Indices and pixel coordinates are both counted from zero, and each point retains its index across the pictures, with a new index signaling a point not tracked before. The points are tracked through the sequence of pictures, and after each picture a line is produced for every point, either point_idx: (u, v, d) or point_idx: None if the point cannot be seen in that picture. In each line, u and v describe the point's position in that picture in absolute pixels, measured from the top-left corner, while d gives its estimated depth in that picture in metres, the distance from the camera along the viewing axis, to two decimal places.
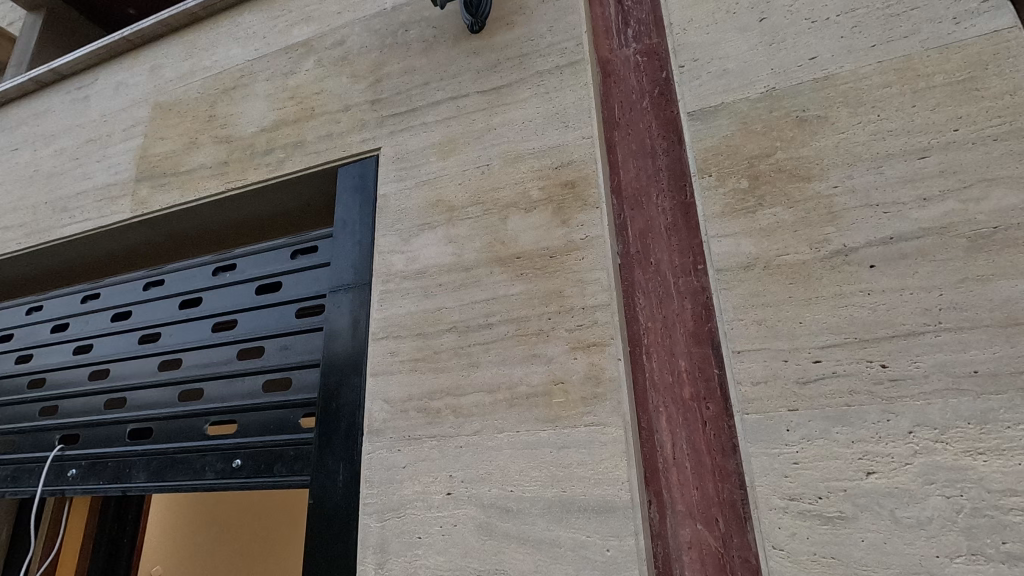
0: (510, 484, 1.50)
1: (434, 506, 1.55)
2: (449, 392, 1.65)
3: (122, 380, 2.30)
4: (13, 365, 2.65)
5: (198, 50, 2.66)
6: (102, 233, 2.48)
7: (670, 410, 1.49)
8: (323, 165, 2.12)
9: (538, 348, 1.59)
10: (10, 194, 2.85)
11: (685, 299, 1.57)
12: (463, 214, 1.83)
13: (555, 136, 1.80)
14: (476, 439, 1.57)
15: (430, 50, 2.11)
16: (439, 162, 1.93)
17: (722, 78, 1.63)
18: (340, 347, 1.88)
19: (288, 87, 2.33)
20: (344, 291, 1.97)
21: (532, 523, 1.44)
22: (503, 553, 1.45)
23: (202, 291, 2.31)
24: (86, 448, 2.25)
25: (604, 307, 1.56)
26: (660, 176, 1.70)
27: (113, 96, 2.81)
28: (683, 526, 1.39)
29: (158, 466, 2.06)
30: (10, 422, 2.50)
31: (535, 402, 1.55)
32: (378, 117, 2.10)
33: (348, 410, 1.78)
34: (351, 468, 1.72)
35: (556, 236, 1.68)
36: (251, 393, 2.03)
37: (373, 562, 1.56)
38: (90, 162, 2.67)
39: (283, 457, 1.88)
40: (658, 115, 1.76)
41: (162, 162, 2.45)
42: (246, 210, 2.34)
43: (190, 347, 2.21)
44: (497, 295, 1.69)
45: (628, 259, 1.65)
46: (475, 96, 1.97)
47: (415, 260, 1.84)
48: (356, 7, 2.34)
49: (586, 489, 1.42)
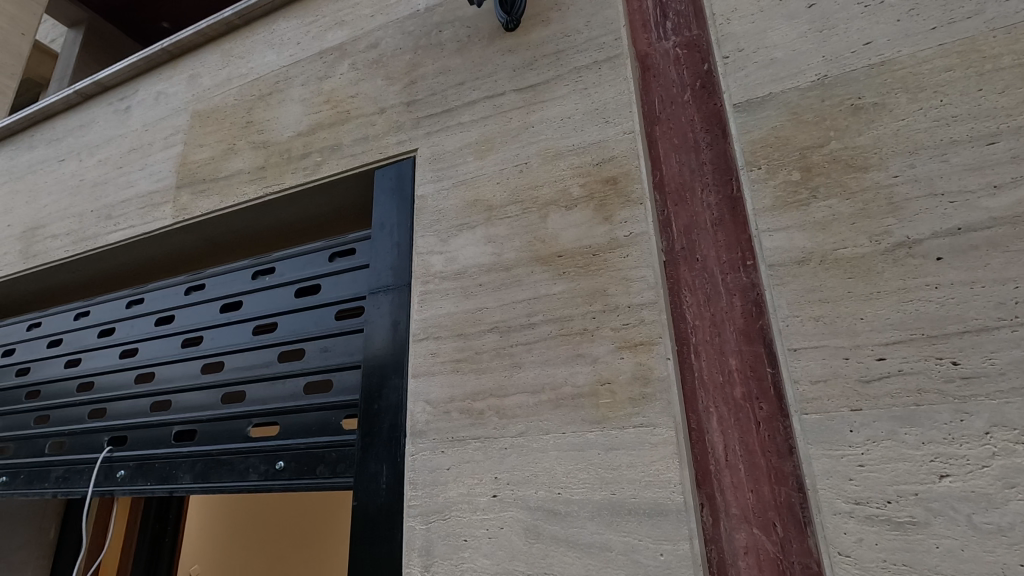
0: (558, 486, 1.47)
1: (479, 508, 1.53)
2: (492, 393, 1.63)
3: (166, 383, 2.35)
4: (63, 368, 2.73)
5: (234, 58, 2.71)
6: (144, 239, 2.54)
7: (721, 411, 1.44)
8: (359, 167, 2.13)
9: (583, 347, 1.56)
10: (57, 204, 2.94)
11: (735, 296, 1.52)
12: (503, 213, 1.81)
13: (595, 132, 1.77)
14: (521, 441, 1.55)
15: (464, 50, 2.10)
16: (477, 161, 1.92)
17: (769, 68, 1.58)
18: (381, 348, 1.88)
19: (324, 92, 2.35)
20: (383, 292, 1.97)
21: (581, 526, 1.41)
22: (551, 557, 1.42)
23: (241, 294, 2.34)
24: (133, 449, 2.30)
25: (651, 306, 1.52)
26: (704, 171, 1.65)
27: (153, 105, 2.88)
28: (738, 530, 1.34)
29: (203, 468, 2.09)
30: (61, 424, 2.57)
31: (580, 403, 1.52)
32: (414, 118, 2.10)
33: (390, 412, 1.78)
34: (394, 469, 1.71)
35: (598, 233, 1.65)
36: (292, 395, 2.04)
37: (419, 564, 1.55)
38: (133, 170, 2.74)
39: (326, 458, 1.88)
40: (701, 109, 1.72)
41: (202, 168, 2.50)
42: (283, 214, 2.36)
43: (232, 350, 2.24)
44: (539, 294, 1.67)
45: (673, 256, 1.61)
46: (512, 95, 1.95)
47: (454, 260, 1.83)
48: (389, 10, 2.35)
49: (636, 492, 1.39)
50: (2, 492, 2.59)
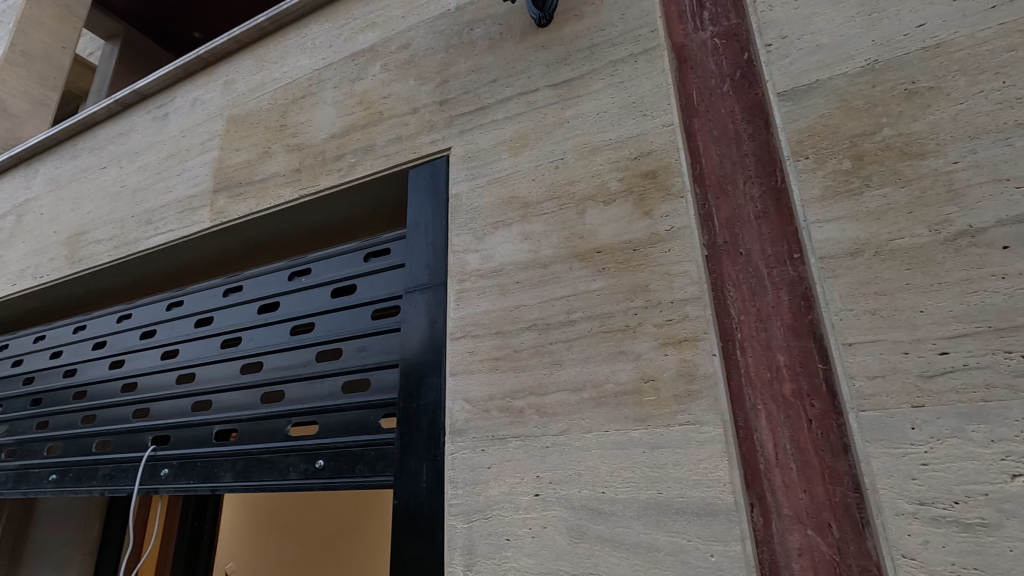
0: (601, 485, 1.45)
1: (522, 507, 1.52)
2: (532, 391, 1.62)
3: (207, 383, 2.39)
4: (107, 370, 2.80)
5: (268, 63, 2.75)
6: (183, 242, 2.60)
7: (770, 408, 1.40)
8: (393, 168, 2.14)
9: (625, 344, 1.54)
10: (100, 210, 3.03)
11: (781, 291, 1.48)
12: (539, 209, 1.80)
13: (632, 126, 1.74)
14: (563, 439, 1.53)
15: (497, 47, 2.10)
16: (512, 158, 1.91)
17: (815, 54, 1.54)
18: (418, 347, 1.88)
19: (356, 93, 2.37)
20: (419, 291, 1.97)
21: (626, 526, 1.39)
22: (597, 557, 1.40)
23: (278, 295, 2.38)
24: (176, 448, 2.34)
25: (695, 301, 1.49)
26: (746, 162, 1.61)
27: (190, 112, 2.94)
28: (791, 531, 1.30)
29: (244, 467, 2.12)
30: (106, 424, 2.64)
31: (623, 400, 1.50)
32: (447, 117, 2.10)
33: (429, 411, 1.78)
34: (434, 468, 1.71)
35: (639, 228, 1.63)
36: (331, 394, 2.06)
37: (461, 563, 1.54)
38: (171, 175, 2.80)
39: (365, 457, 1.89)
40: (741, 99, 1.68)
41: (238, 172, 2.54)
42: (317, 215, 2.39)
43: (270, 350, 2.27)
44: (578, 291, 1.65)
45: (715, 250, 1.57)
46: (546, 90, 1.93)
47: (491, 258, 1.82)
48: (420, 10, 2.36)
49: (683, 491, 1.35)
50: (51, 490, 2.66)
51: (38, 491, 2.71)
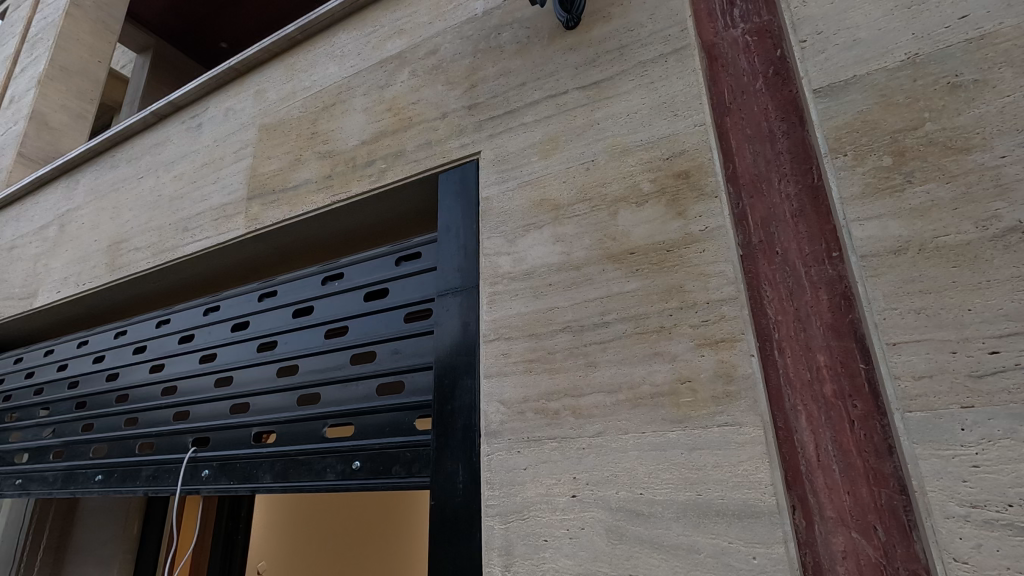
0: (639, 486, 1.45)
1: (559, 508, 1.53)
2: (567, 393, 1.62)
3: (244, 386, 2.45)
4: (148, 373, 2.89)
5: (298, 72, 2.81)
6: (219, 249, 2.67)
7: (810, 409, 1.38)
8: (423, 173, 2.16)
9: (661, 346, 1.54)
10: (138, 219, 3.12)
11: (820, 290, 1.46)
12: (570, 211, 1.80)
13: (663, 126, 1.74)
14: (599, 440, 1.53)
15: (525, 51, 2.11)
16: (542, 161, 1.92)
17: (853, 49, 1.52)
18: (452, 350, 1.90)
19: (385, 100, 2.40)
20: (452, 294, 1.99)
21: (665, 528, 1.38)
22: (636, 558, 1.40)
23: (312, 300, 2.43)
24: (216, 450, 2.41)
25: (731, 301, 1.48)
26: (781, 161, 1.59)
27: (223, 121, 3.02)
28: (835, 534, 1.28)
29: (282, 468, 2.16)
30: (148, 426, 2.72)
31: (660, 402, 1.49)
32: (476, 122, 2.12)
33: (464, 412, 1.80)
34: (470, 469, 1.73)
35: (672, 229, 1.62)
36: (366, 397, 2.10)
37: (499, 564, 1.56)
38: (206, 184, 2.88)
39: (401, 458, 1.92)
40: (775, 96, 1.66)
41: (271, 180, 2.60)
42: (348, 220, 2.43)
43: (305, 353, 2.32)
44: (612, 292, 1.65)
45: (750, 250, 1.56)
46: (575, 93, 1.94)
47: (523, 260, 1.83)
48: (447, 16, 2.38)
49: (722, 493, 1.35)
50: (97, 490, 2.76)
51: (85, 491, 2.80)
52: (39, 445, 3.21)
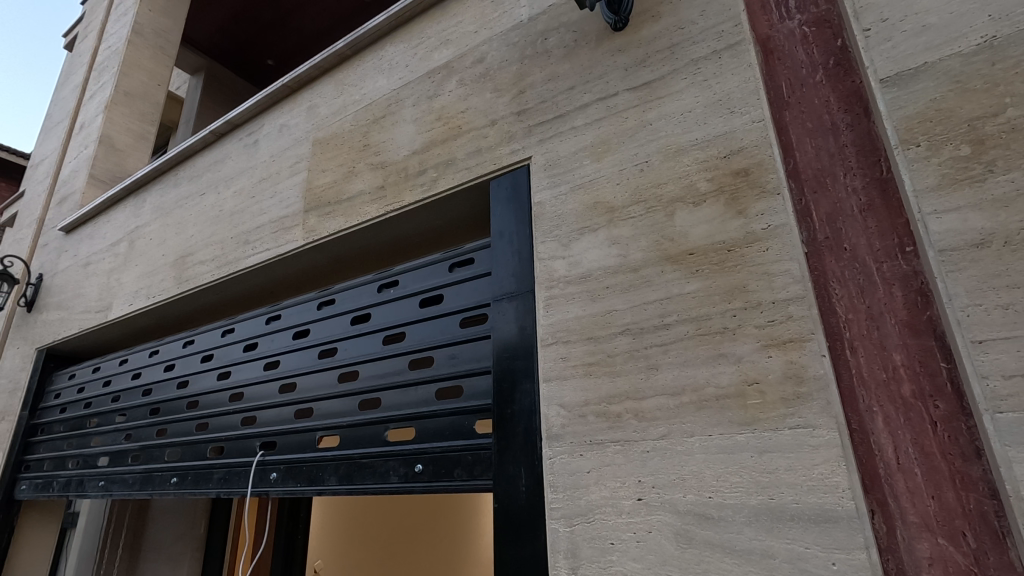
0: (708, 489, 1.43)
1: (625, 511, 1.52)
2: (629, 396, 1.62)
3: (307, 392, 2.54)
4: (215, 380, 3.04)
5: (348, 86, 2.90)
6: (279, 259, 2.78)
7: (887, 410, 1.33)
8: (475, 180, 2.20)
9: (725, 347, 1.51)
10: (202, 234, 3.28)
11: (894, 286, 1.40)
12: (625, 213, 1.80)
13: (719, 124, 1.71)
14: (664, 443, 1.52)
15: (572, 55, 2.12)
16: (594, 164, 1.92)
17: (922, 35, 1.46)
18: (509, 353, 1.92)
19: (434, 109, 2.46)
20: (507, 299, 2.01)
21: (737, 532, 1.36)
22: (708, 563, 1.38)
23: (370, 307, 2.51)
24: (282, 454, 2.50)
25: (799, 301, 1.44)
26: (845, 154, 1.55)
27: (278, 137, 3.14)
28: (919, 539, 1.23)
29: (347, 472, 2.23)
30: (218, 431, 2.86)
31: (726, 404, 1.47)
32: (526, 127, 2.14)
33: (524, 417, 1.81)
34: (532, 472, 1.74)
35: (733, 227, 1.60)
36: (425, 401, 2.14)
37: (566, 566, 1.56)
38: (265, 198, 3.00)
39: (462, 461, 1.96)
40: (836, 88, 1.62)
41: (326, 192, 2.69)
42: (402, 228, 2.50)
43: (365, 359, 2.39)
44: (672, 294, 1.64)
45: (816, 246, 1.51)
46: (625, 94, 1.94)
47: (578, 263, 1.84)
48: (493, 24, 2.42)
49: (796, 497, 1.32)
50: (173, 491, 2.91)
51: (162, 492, 2.97)
52: (118, 449, 3.42)
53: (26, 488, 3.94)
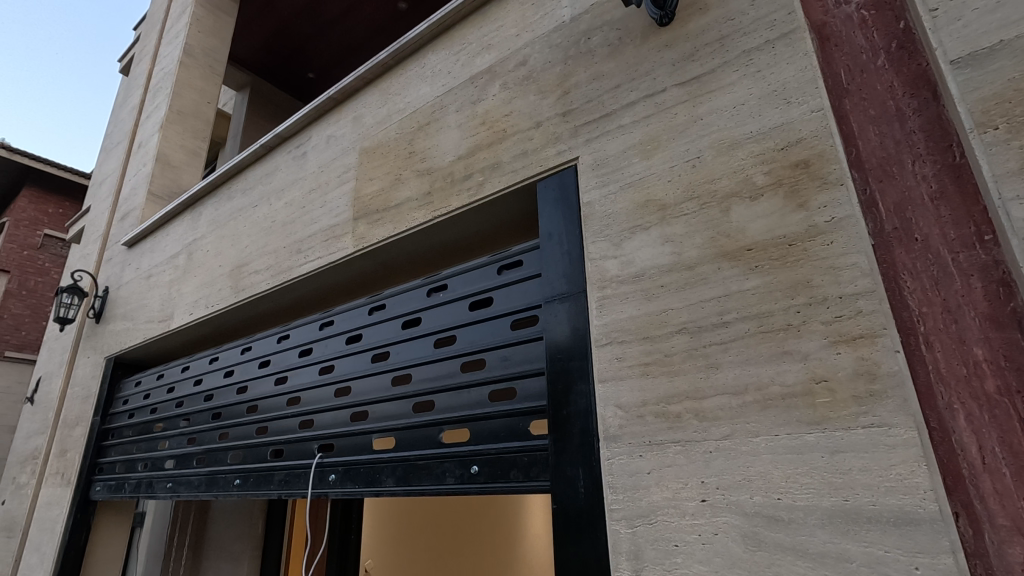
0: (777, 490, 1.39)
1: (688, 513, 1.50)
2: (688, 396, 1.59)
3: (362, 395, 2.61)
4: (273, 385, 3.15)
5: (392, 95, 2.97)
6: (330, 267, 2.86)
7: (970, 407, 1.25)
8: (522, 182, 2.21)
9: (790, 344, 1.47)
10: (256, 244, 3.41)
11: (972, 277, 1.33)
12: (679, 210, 1.78)
13: (776, 116, 1.67)
14: (727, 444, 1.49)
15: (617, 53, 2.11)
16: (643, 162, 1.91)
17: (996, 12, 1.40)
18: (562, 353, 1.93)
19: (478, 114, 2.48)
20: (559, 300, 2.01)
21: (810, 535, 1.32)
22: (779, 566, 1.34)
23: (420, 311, 2.56)
24: (340, 456, 2.57)
25: (869, 294, 1.39)
26: (912, 141, 1.48)
27: (326, 148, 3.24)
28: (1011, 544, 1.15)
29: (403, 473, 2.28)
30: (276, 434, 2.96)
31: (793, 403, 1.43)
32: (572, 128, 2.14)
33: (580, 417, 1.80)
34: (591, 473, 1.73)
35: (793, 221, 1.55)
36: (478, 403, 2.17)
37: (629, 567, 1.55)
38: (315, 207, 3.09)
39: (518, 463, 1.97)
40: (900, 72, 1.56)
41: (374, 200, 2.76)
42: (449, 233, 2.53)
43: (418, 363, 2.43)
44: (730, 291, 1.61)
45: (883, 238, 1.44)
46: (674, 90, 1.91)
47: (631, 263, 1.83)
48: (534, 27, 2.43)
49: (873, 499, 1.27)
50: (236, 493, 3.02)
51: (226, 493, 3.09)
52: (183, 452, 3.58)
53: (100, 489, 4.19)
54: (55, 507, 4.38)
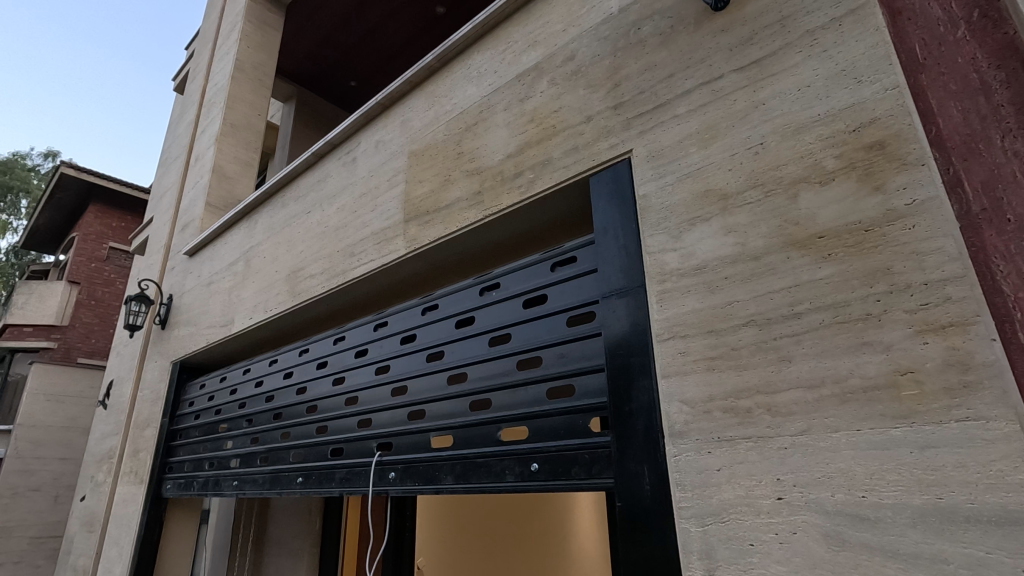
0: (861, 488, 1.33)
1: (763, 511, 1.45)
2: (759, 391, 1.54)
3: (419, 394, 2.65)
4: (331, 385, 3.24)
5: (439, 97, 3.01)
6: (383, 270, 2.92)
7: None
8: (574, 177, 2.19)
9: (869, 335, 1.40)
10: (311, 249, 3.51)
11: None
12: (741, 200, 1.73)
13: (846, 96, 1.60)
14: (804, 440, 1.43)
15: (669, 42, 2.06)
16: (701, 152, 1.86)
17: None
18: (621, 347, 1.90)
19: (527, 112, 2.48)
20: (617, 295, 1.98)
21: (900, 535, 1.25)
22: (866, 567, 1.28)
23: (473, 310, 2.58)
24: (398, 454, 2.61)
25: (958, 280, 1.31)
26: (1000, 115, 1.39)
27: (375, 153, 3.30)
28: None
29: (462, 471, 2.30)
30: (336, 434, 3.04)
31: (876, 396, 1.36)
32: (624, 120, 2.11)
33: (644, 413, 1.77)
34: (657, 470, 1.70)
35: (869, 206, 1.48)
36: (536, 401, 2.16)
37: (701, 567, 1.51)
38: (367, 212, 3.16)
39: (579, 460, 1.95)
40: (984, 43, 1.47)
41: (424, 202, 2.79)
42: (500, 232, 2.54)
43: (473, 362, 2.45)
44: (801, 281, 1.54)
45: (971, 220, 1.35)
46: (732, 76, 1.86)
47: (691, 255, 1.79)
48: (581, 21, 2.41)
49: (970, 497, 1.19)
50: (300, 490, 3.12)
51: (289, 491, 3.19)
52: (247, 451, 3.72)
53: (170, 486, 4.40)
54: (130, 504, 4.64)
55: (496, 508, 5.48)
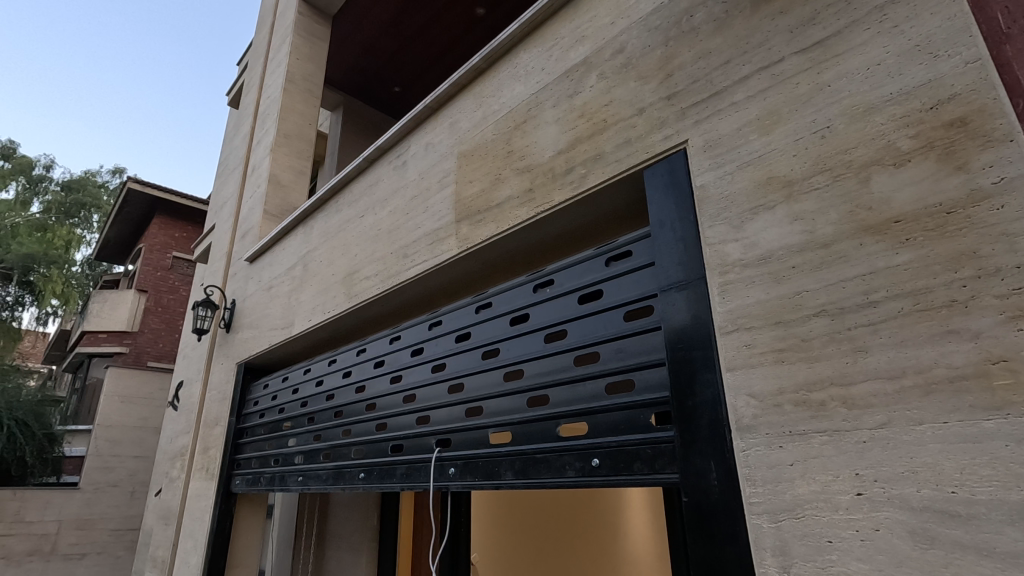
0: (950, 483, 1.26)
1: (842, 507, 1.40)
2: (834, 382, 1.49)
3: (475, 391, 2.69)
4: (389, 383, 3.33)
5: (486, 97, 3.04)
6: (436, 269, 2.97)
7: None
8: (627, 171, 2.18)
9: (955, 323, 1.33)
10: (366, 251, 3.62)
11: None
12: (808, 185, 1.67)
13: (920, 73, 1.52)
14: (884, 433, 1.38)
15: (724, 28, 2.02)
16: (762, 138, 1.81)
17: None
18: (682, 340, 1.87)
19: (577, 107, 2.48)
20: (676, 288, 1.95)
21: (995, 533, 1.18)
22: (958, 567, 1.21)
23: (527, 307, 2.59)
24: (458, 450, 2.66)
25: None
26: None
27: (425, 155, 3.37)
28: None
29: (522, 467, 2.31)
30: (395, 430, 3.12)
31: (964, 387, 1.29)
32: (679, 111, 2.08)
33: (708, 408, 1.73)
34: (725, 465, 1.66)
35: (950, 186, 1.40)
36: (595, 396, 2.15)
37: (776, 565, 1.47)
38: (419, 213, 3.23)
39: (642, 455, 1.93)
40: None
41: (476, 201, 2.83)
42: (553, 228, 2.55)
43: (529, 358, 2.47)
44: (876, 268, 1.48)
45: None
46: (793, 58, 1.80)
47: (754, 245, 1.74)
48: (630, 12, 2.38)
49: None
50: (362, 485, 3.22)
51: (352, 486, 3.30)
52: (311, 448, 3.88)
53: (239, 481, 4.63)
54: (202, 498, 4.91)
55: (548, 507, 5.47)
